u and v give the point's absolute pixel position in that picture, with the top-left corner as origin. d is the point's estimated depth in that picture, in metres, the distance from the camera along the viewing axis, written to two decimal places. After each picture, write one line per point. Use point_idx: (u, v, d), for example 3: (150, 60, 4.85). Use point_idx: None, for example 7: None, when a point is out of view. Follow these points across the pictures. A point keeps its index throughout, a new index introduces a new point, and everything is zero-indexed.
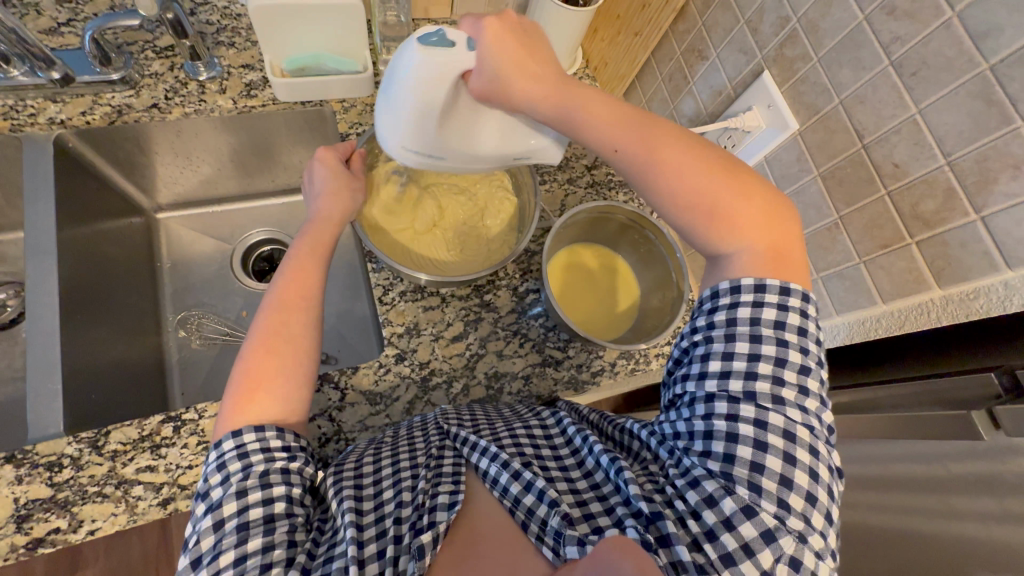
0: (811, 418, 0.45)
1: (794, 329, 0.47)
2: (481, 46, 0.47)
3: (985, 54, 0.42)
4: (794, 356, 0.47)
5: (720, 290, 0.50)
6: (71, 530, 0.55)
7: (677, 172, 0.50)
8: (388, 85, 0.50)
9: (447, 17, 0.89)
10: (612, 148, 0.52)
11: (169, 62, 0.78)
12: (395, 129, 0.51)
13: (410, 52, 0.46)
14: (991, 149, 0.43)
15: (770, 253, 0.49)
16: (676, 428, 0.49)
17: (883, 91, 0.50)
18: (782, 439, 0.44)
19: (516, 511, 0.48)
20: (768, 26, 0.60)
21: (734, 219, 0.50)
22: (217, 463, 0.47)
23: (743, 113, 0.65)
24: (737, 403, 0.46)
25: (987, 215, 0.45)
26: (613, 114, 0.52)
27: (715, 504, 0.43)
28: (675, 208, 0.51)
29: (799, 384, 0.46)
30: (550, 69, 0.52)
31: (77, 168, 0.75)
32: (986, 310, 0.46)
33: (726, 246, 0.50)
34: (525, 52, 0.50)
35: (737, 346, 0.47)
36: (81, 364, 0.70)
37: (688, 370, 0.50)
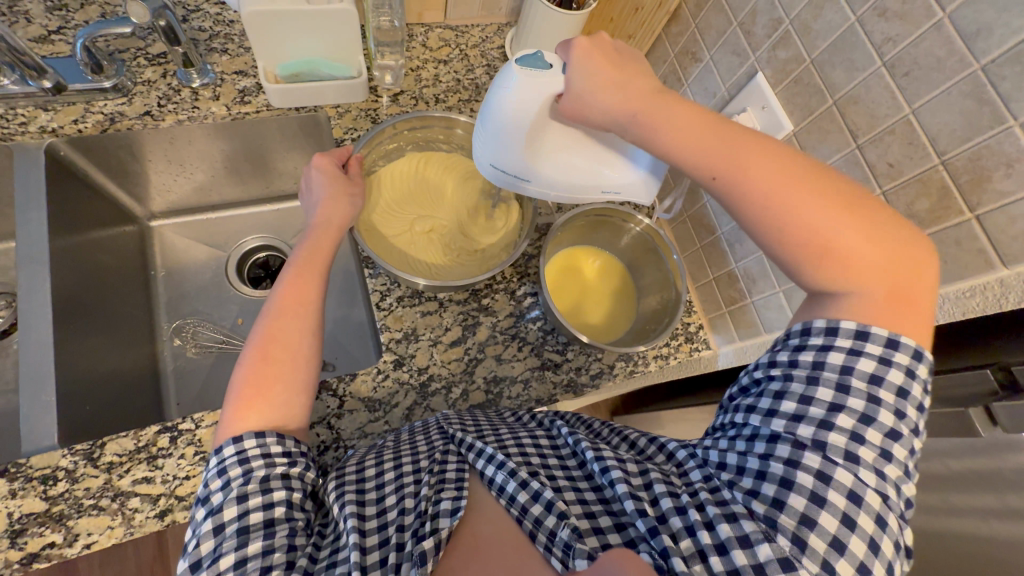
0: (887, 486, 0.41)
1: (892, 387, 0.43)
2: (572, 69, 0.49)
3: (976, 54, 0.43)
4: (884, 415, 0.42)
5: (813, 328, 0.46)
6: (66, 544, 0.54)
7: (786, 200, 0.45)
8: (484, 110, 0.53)
9: (440, 22, 0.89)
10: (710, 173, 0.49)
11: (162, 69, 0.77)
12: (490, 150, 0.54)
13: (510, 74, 0.49)
14: (984, 147, 0.44)
15: (883, 296, 0.44)
16: (724, 459, 0.47)
17: (876, 91, 0.50)
18: (845, 497, 0.41)
19: (523, 520, 0.47)
20: (760, 28, 0.61)
21: (850, 257, 0.44)
22: (216, 469, 0.46)
23: (737, 114, 0.65)
24: (802, 449, 0.43)
25: (981, 213, 0.45)
26: (718, 137, 0.49)
27: (748, 546, 0.41)
28: (776, 240, 0.47)
29: (883, 447, 0.42)
30: (647, 86, 0.50)
31: (69, 177, 0.75)
32: (982, 307, 0.47)
33: (837, 286, 0.45)
34: (617, 70, 0.50)
35: (818, 391, 0.44)
36: (75, 375, 0.69)
37: (756, 402, 0.47)
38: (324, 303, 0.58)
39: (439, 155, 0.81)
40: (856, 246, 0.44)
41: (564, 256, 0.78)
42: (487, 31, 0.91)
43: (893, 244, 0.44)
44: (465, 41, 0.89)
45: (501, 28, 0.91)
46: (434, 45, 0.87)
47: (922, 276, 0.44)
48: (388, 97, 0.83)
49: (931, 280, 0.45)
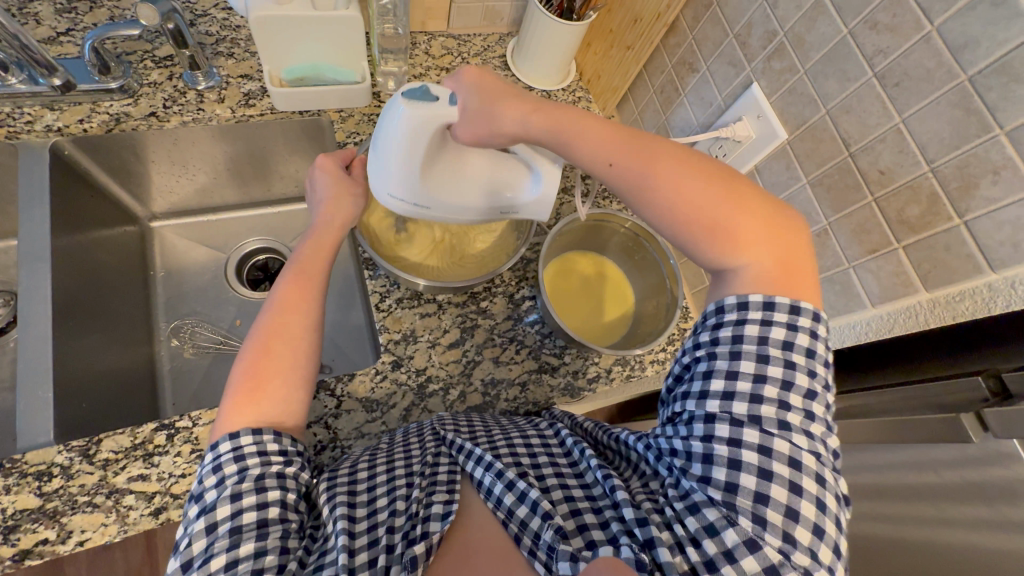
0: (817, 444, 0.43)
1: (802, 349, 0.46)
2: (463, 97, 0.51)
3: (963, 65, 0.44)
4: (800, 377, 0.45)
5: (726, 306, 0.48)
6: (60, 541, 0.54)
7: (675, 185, 0.50)
8: (376, 140, 0.53)
9: (443, 30, 0.90)
10: (606, 164, 0.53)
11: (168, 72, 0.78)
12: (383, 180, 0.54)
13: (397, 107, 0.49)
14: (972, 155, 0.45)
15: (774, 266, 0.48)
16: (674, 445, 0.47)
17: (867, 101, 0.52)
18: (788, 467, 0.42)
19: (509, 523, 0.48)
20: (756, 40, 0.62)
21: (738, 232, 0.49)
22: (211, 466, 0.46)
23: (733, 123, 0.66)
24: (740, 426, 0.44)
25: (970, 219, 0.46)
26: (607, 133, 0.53)
27: (716, 534, 0.42)
28: (671, 222, 0.50)
29: (805, 408, 0.44)
30: (535, 99, 0.55)
31: (73, 175, 0.75)
32: (972, 310, 0.48)
33: (728, 261, 0.49)
34: (507, 89, 0.54)
35: (741, 365, 0.46)
36: (72, 372, 0.69)
37: (690, 388, 0.48)
38: (324, 303, 0.58)
39: None
40: (740, 222, 0.48)
41: (553, 272, 0.77)
42: (489, 40, 0.92)
43: (773, 217, 0.49)
44: (467, 50, 0.91)
45: (503, 38, 0.93)
46: (437, 53, 0.89)
47: (799, 243, 0.49)
48: None
49: (806, 251, 0.50)
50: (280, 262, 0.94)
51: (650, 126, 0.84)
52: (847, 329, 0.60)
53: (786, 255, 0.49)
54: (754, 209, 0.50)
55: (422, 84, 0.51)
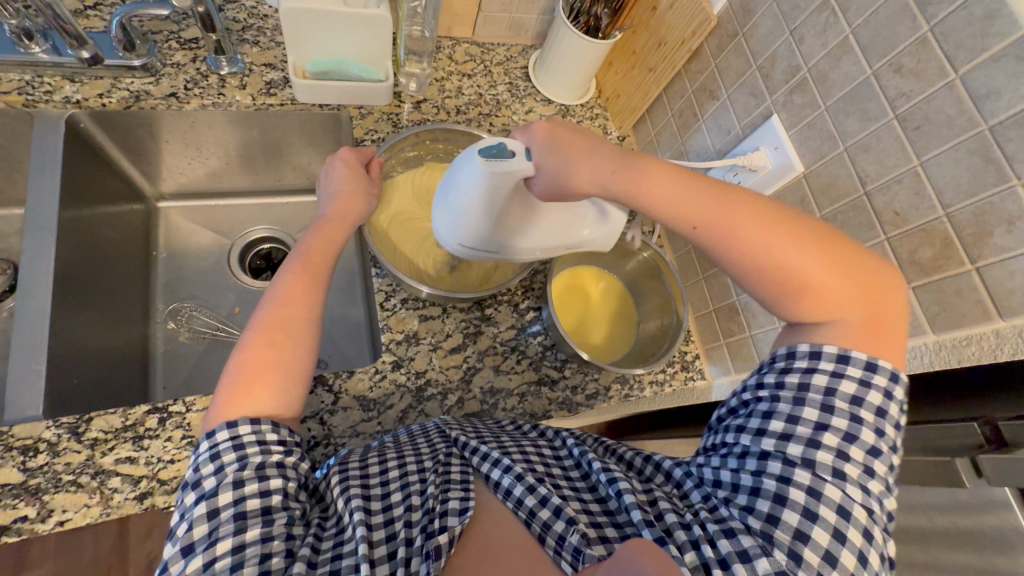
0: (872, 500, 0.43)
1: (872, 408, 0.46)
2: (539, 153, 0.53)
3: (984, 115, 0.45)
4: (866, 434, 0.45)
5: (798, 352, 0.49)
6: (39, 520, 0.52)
7: (765, 244, 0.49)
8: (447, 186, 0.58)
9: (468, 37, 0.91)
10: (690, 224, 0.52)
11: (192, 54, 0.78)
12: (456, 227, 0.58)
13: (474, 163, 0.53)
14: (989, 203, 0.46)
15: (864, 322, 0.48)
16: (719, 476, 0.49)
17: (887, 141, 0.53)
18: (835, 514, 0.43)
19: (532, 523, 0.47)
20: (779, 73, 0.64)
21: (829, 291, 0.49)
22: (208, 453, 0.45)
23: (750, 152, 0.67)
24: (792, 466, 0.45)
25: (982, 265, 0.47)
26: (691, 188, 0.52)
27: (748, 560, 0.42)
28: (760, 282, 0.50)
29: (865, 463, 0.45)
30: (605, 153, 0.54)
31: (86, 149, 0.75)
32: (977, 356, 0.48)
33: (821, 319, 0.49)
34: (574, 144, 0.53)
35: (804, 411, 0.47)
36: (67, 347, 0.67)
37: (745, 422, 0.50)
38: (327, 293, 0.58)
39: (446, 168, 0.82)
40: (830, 281, 0.49)
41: (563, 286, 0.77)
42: (512, 51, 0.93)
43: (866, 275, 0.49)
44: (490, 58, 0.91)
45: (526, 49, 0.94)
46: (460, 59, 0.90)
47: (892, 301, 0.49)
48: (411, 103, 0.84)
49: (899, 305, 0.49)
50: (284, 252, 0.94)
51: (666, 148, 0.85)
52: None
53: (876, 310, 0.49)
54: (844, 264, 0.49)
55: (497, 139, 0.54)
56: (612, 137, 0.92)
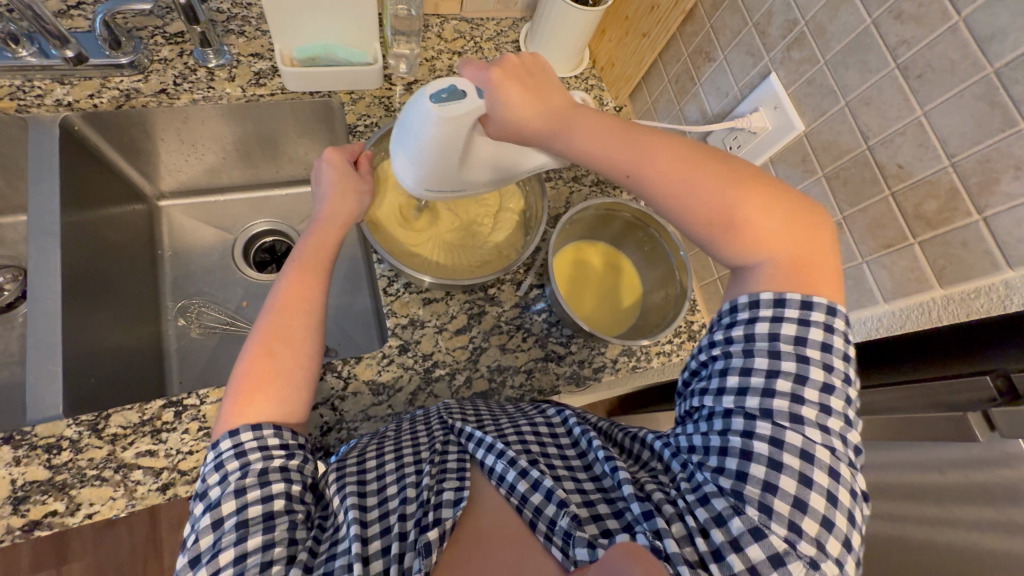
0: (832, 438, 0.43)
1: (817, 345, 0.46)
2: (493, 102, 0.47)
3: (989, 57, 0.44)
4: (816, 371, 0.45)
5: (739, 305, 0.49)
6: (68, 513, 0.54)
7: (697, 187, 0.49)
8: (402, 130, 0.52)
9: (456, 13, 0.89)
10: (625, 170, 0.51)
11: (178, 48, 0.78)
12: (418, 172, 0.54)
13: (426, 112, 0.47)
14: (994, 149, 0.44)
15: (794, 262, 0.48)
16: (693, 442, 0.49)
17: (889, 92, 0.51)
18: (799, 458, 0.43)
19: (523, 509, 0.48)
20: (776, 29, 0.61)
21: (761, 229, 0.48)
22: (214, 463, 0.47)
23: (749, 113, 0.66)
24: (752, 420, 0.45)
25: (989, 215, 0.46)
26: (626, 137, 0.51)
27: (722, 523, 0.43)
28: (690, 222, 0.49)
29: (821, 403, 0.44)
30: (554, 98, 0.51)
31: (83, 152, 0.75)
32: (986, 308, 0.47)
33: (751, 259, 0.49)
34: (527, 88, 0.49)
35: (756, 361, 0.46)
36: (81, 348, 0.69)
37: (708, 384, 0.49)
38: (326, 301, 0.58)
39: None
40: (762, 218, 0.48)
41: (563, 272, 0.77)
42: (502, 25, 0.91)
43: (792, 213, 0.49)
44: (480, 34, 0.89)
45: (516, 23, 0.91)
46: (450, 37, 0.88)
47: (817, 237, 0.49)
48: (402, 86, 0.83)
49: (828, 244, 0.49)
50: (287, 244, 0.94)
51: (664, 116, 0.82)
52: (858, 325, 0.59)
53: (808, 250, 0.48)
54: (776, 206, 0.49)
55: (447, 80, 0.48)
56: (608, 107, 0.90)
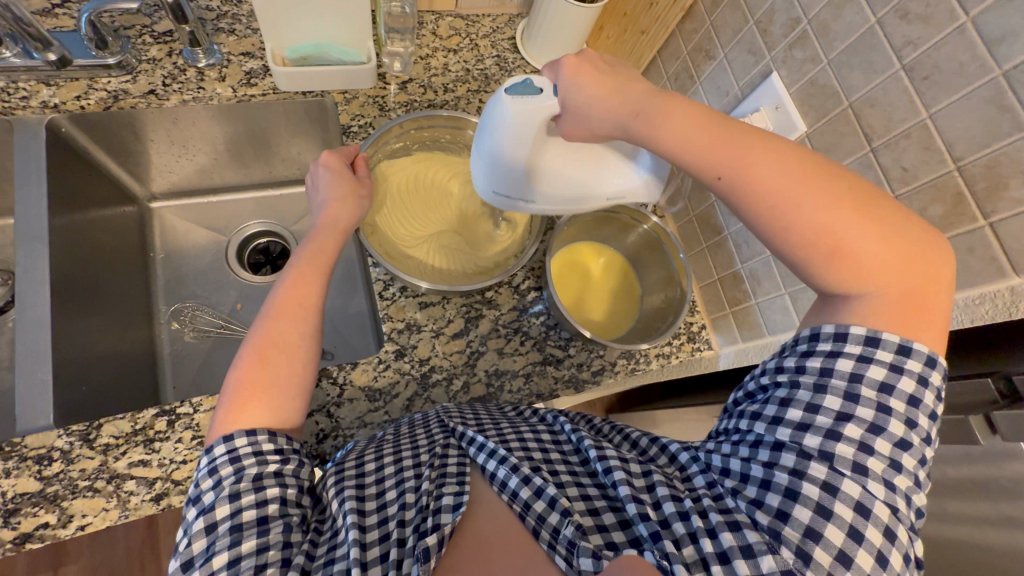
0: (896, 498, 0.41)
1: (903, 395, 0.43)
2: (567, 87, 0.49)
3: (998, 60, 0.43)
4: (896, 425, 0.42)
5: (822, 334, 0.46)
6: (60, 525, 0.53)
7: (798, 200, 0.45)
8: (479, 136, 0.54)
9: (451, 9, 0.87)
10: (716, 173, 0.49)
11: (167, 47, 0.76)
12: (491, 176, 0.54)
13: (501, 104, 0.49)
14: (1003, 154, 0.43)
15: (896, 297, 0.44)
16: (728, 465, 0.47)
17: (894, 94, 0.50)
18: (852, 510, 0.41)
19: (526, 516, 0.48)
20: (778, 27, 0.60)
21: (865, 257, 0.44)
22: (208, 468, 0.46)
23: (750, 113, 0.64)
24: (807, 459, 0.43)
25: (995, 221, 0.45)
26: (725, 138, 0.48)
27: (751, 556, 0.41)
28: (781, 234, 0.46)
29: (892, 458, 0.42)
30: (648, 95, 0.51)
31: (70, 154, 0.74)
32: (991, 315, 0.47)
33: (850, 288, 0.45)
34: (612, 83, 0.50)
35: (825, 400, 0.44)
36: (72, 355, 0.68)
37: (761, 409, 0.47)
38: (323, 305, 0.57)
39: (439, 157, 0.80)
40: (868, 246, 0.44)
41: (562, 275, 0.76)
42: (498, 21, 0.89)
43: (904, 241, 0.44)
44: (475, 31, 0.88)
45: (513, 19, 0.90)
46: (445, 34, 0.86)
47: (932, 271, 0.44)
48: (396, 84, 0.82)
49: (944, 282, 0.44)
50: (282, 246, 0.93)
51: None
52: None
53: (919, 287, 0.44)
54: (885, 232, 0.45)
55: (524, 77, 0.51)
56: None
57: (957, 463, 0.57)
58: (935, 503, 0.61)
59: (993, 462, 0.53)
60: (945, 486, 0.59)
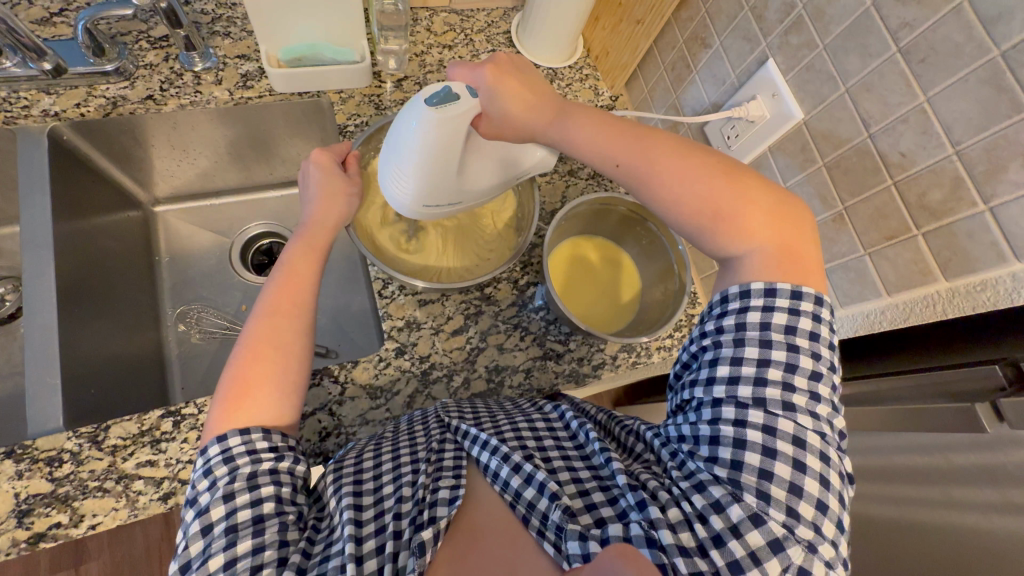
0: (822, 424, 0.43)
1: (805, 333, 0.46)
2: (487, 92, 0.51)
3: (995, 39, 0.42)
4: (805, 360, 0.45)
5: (730, 295, 0.49)
6: (72, 525, 0.55)
7: (682, 178, 0.51)
8: (393, 140, 0.52)
9: (445, 5, 0.86)
10: (613, 160, 0.54)
11: (164, 53, 0.77)
12: (410, 186, 0.53)
13: (421, 114, 0.47)
14: (1002, 136, 0.43)
15: (779, 253, 0.49)
16: (681, 432, 0.48)
17: (890, 78, 0.49)
18: (792, 445, 0.43)
19: (517, 505, 0.48)
20: (772, 13, 0.59)
21: (740, 220, 0.50)
22: (204, 469, 0.47)
23: (746, 102, 0.64)
24: (745, 409, 0.45)
25: (995, 205, 0.44)
26: (612, 129, 0.55)
27: (722, 511, 0.42)
28: (680, 212, 0.52)
29: (811, 389, 0.44)
30: (547, 96, 0.55)
31: (74, 161, 0.75)
32: (992, 302, 0.46)
33: (737, 248, 0.50)
34: (526, 86, 0.54)
35: (745, 351, 0.46)
36: (80, 358, 0.69)
37: (698, 375, 0.49)
38: (317, 305, 0.58)
39: None
40: (743, 211, 0.49)
41: (560, 266, 0.76)
42: (492, 16, 0.88)
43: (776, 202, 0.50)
44: (470, 26, 0.87)
45: (507, 13, 0.89)
46: (439, 30, 0.86)
47: (801, 230, 0.50)
48: (392, 83, 0.82)
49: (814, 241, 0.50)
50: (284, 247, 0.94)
51: (660, 105, 0.81)
52: (858, 317, 0.58)
53: (794, 241, 0.49)
54: (760, 197, 0.50)
55: (440, 84, 0.49)
56: (604, 97, 0.87)
57: (964, 450, 0.56)
58: (944, 491, 0.60)
59: (1001, 449, 0.52)
60: (953, 474, 0.58)
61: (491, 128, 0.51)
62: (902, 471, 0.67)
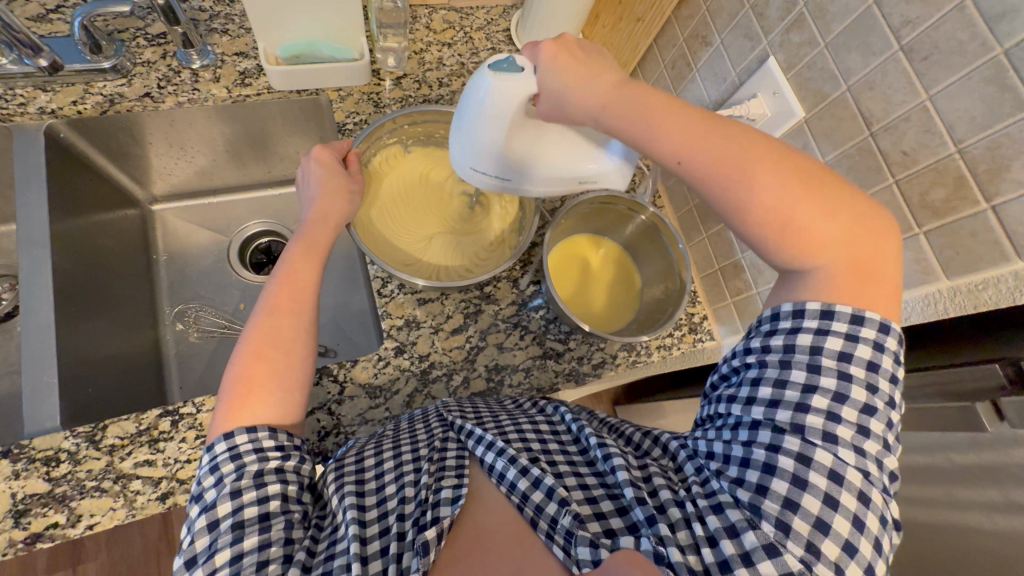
0: (867, 463, 0.42)
1: (862, 363, 0.44)
2: (547, 71, 0.49)
3: (999, 37, 0.41)
4: (857, 391, 0.44)
5: (782, 313, 0.47)
6: (70, 525, 0.55)
7: (756, 182, 0.46)
8: (461, 108, 0.54)
9: (445, 3, 0.86)
10: (675, 156, 0.49)
11: (161, 50, 0.76)
12: (470, 153, 0.55)
13: (484, 78, 0.49)
14: (1005, 134, 0.42)
15: (847, 271, 0.46)
16: (711, 448, 0.48)
17: (892, 76, 0.49)
18: (826, 478, 0.41)
19: (524, 506, 0.48)
20: (774, 11, 0.59)
21: (813, 233, 0.46)
22: (210, 466, 0.47)
23: (747, 100, 0.63)
24: (781, 434, 0.44)
25: (998, 203, 0.44)
26: (679, 118, 0.49)
27: (735, 535, 0.42)
28: (746, 220, 0.47)
29: (858, 424, 0.43)
30: (605, 79, 0.51)
31: (70, 159, 0.74)
32: (994, 300, 0.46)
33: (804, 263, 0.47)
34: (581, 69, 0.50)
35: (792, 374, 0.45)
36: (77, 357, 0.69)
37: (737, 391, 0.48)
38: (319, 301, 0.58)
39: (438, 150, 0.80)
40: (818, 223, 0.45)
41: (560, 266, 0.75)
42: (492, 14, 0.88)
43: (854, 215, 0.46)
44: (470, 24, 0.87)
45: (507, 11, 0.88)
46: (438, 28, 0.85)
47: (879, 245, 0.46)
48: (391, 81, 0.81)
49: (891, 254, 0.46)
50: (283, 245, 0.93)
51: None
52: None
53: (865, 259, 0.46)
54: (837, 208, 0.46)
55: (508, 56, 0.50)
56: None
57: (965, 449, 0.56)
58: (945, 491, 0.60)
59: (1001, 448, 0.52)
60: (954, 474, 0.58)
61: (548, 105, 0.51)
62: (903, 470, 0.66)
